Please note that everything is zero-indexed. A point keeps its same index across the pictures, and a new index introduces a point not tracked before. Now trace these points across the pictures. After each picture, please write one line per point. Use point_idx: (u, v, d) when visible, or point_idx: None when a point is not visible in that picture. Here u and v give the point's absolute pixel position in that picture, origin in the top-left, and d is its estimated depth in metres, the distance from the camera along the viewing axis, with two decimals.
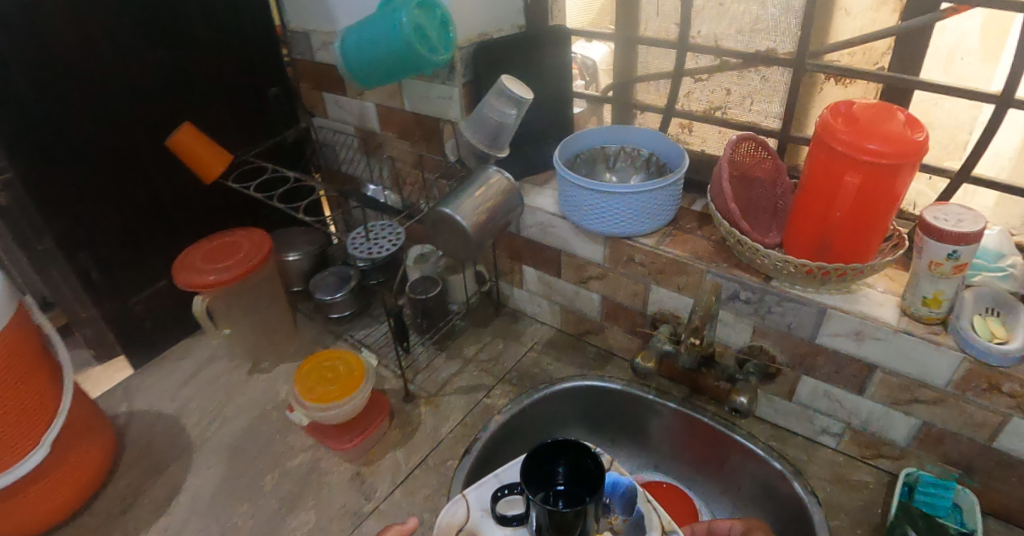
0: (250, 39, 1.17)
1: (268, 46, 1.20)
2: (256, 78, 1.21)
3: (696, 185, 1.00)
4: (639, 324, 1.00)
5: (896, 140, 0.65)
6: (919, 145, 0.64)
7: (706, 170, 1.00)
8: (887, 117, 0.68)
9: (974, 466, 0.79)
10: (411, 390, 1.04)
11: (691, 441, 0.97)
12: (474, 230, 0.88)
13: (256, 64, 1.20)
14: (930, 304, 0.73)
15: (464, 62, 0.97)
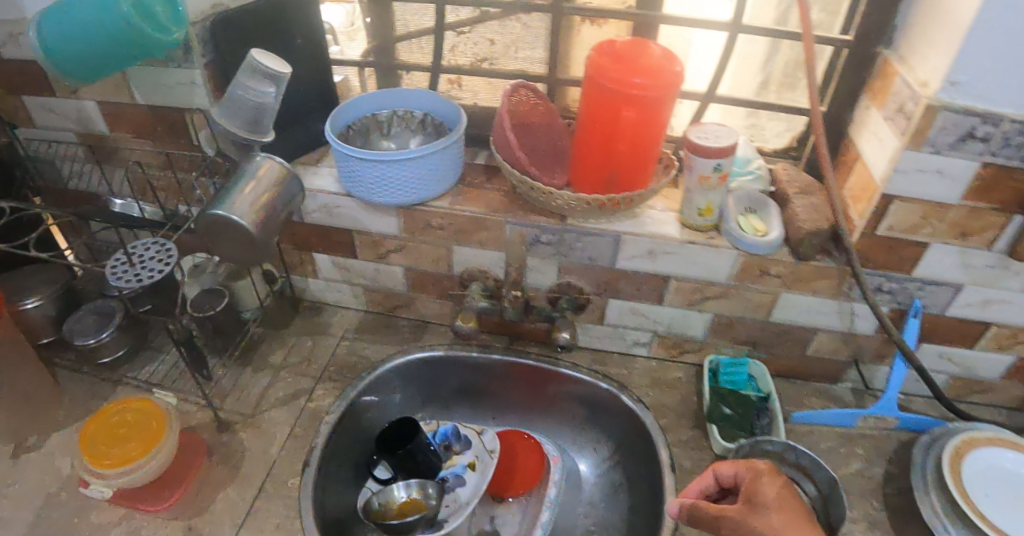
0: None
1: None
2: None
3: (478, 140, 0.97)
4: (449, 287, 0.96)
5: (655, 72, 0.73)
6: (677, 76, 0.73)
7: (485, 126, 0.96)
8: (644, 53, 0.76)
9: (758, 342, 0.95)
10: (223, 417, 0.89)
11: (522, 383, 0.99)
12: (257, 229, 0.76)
13: None
14: (704, 214, 0.83)
15: (201, 41, 0.81)
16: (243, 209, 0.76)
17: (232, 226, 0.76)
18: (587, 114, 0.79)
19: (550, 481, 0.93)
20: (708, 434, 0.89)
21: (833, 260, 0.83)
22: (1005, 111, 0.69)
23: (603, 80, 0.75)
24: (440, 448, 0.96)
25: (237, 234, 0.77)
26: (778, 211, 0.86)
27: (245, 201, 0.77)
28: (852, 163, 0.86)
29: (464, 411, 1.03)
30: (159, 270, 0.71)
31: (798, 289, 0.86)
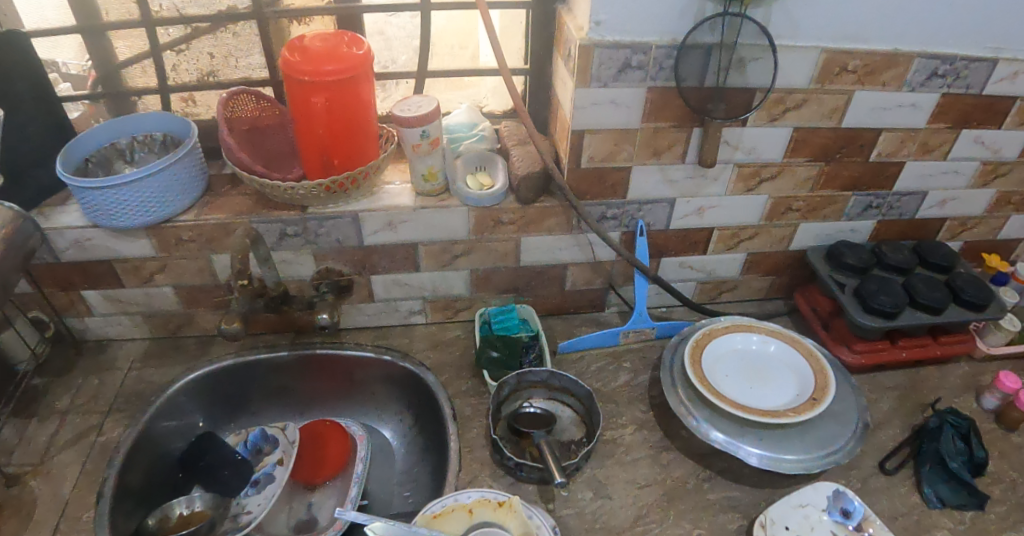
0: None
1: None
2: None
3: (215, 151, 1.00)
4: (219, 295, 0.98)
5: (341, 58, 0.79)
6: (362, 59, 0.80)
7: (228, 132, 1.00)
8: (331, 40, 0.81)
9: (518, 287, 1.02)
10: (8, 472, 0.87)
11: (315, 373, 1.02)
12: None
13: None
14: (429, 180, 0.90)
15: None
16: None
17: None
18: (294, 104, 0.84)
19: (357, 459, 0.97)
20: (484, 380, 0.96)
21: (556, 199, 0.92)
22: (650, 39, 0.80)
23: (296, 73, 0.79)
24: (253, 454, 0.99)
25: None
26: (507, 172, 0.93)
27: None
28: (555, 111, 0.95)
29: (270, 412, 1.06)
30: None
31: (533, 231, 0.94)
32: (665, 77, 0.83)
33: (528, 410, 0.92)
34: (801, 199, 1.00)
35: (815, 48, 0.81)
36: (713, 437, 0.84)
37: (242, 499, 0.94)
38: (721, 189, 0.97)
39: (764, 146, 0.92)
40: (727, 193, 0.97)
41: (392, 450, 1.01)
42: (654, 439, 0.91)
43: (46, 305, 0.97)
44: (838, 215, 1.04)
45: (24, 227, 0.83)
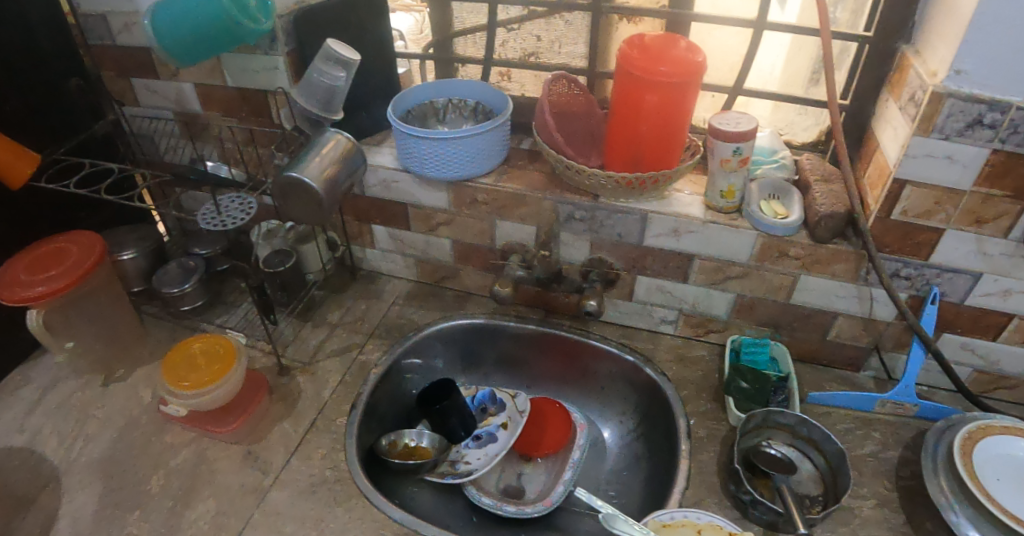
0: (37, 30, 0.97)
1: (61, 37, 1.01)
2: (50, 65, 1.00)
3: (519, 127, 1.06)
4: (491, 259, 1.05)
5: (680, 62, 0.80)
6: (700, 67, 0.80)
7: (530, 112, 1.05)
8: (673, 45, 0.84)
9: (780, 324, 0.99)
10: (284, 363, 1.00)
11: (555, 353, 1.07)
12: (323, 190, 0.88)
13: (47, 54, 0.99)
14: (726, 197, 0.90)
15: (284, 31, 0.94)
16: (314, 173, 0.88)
17: (303, 187, 0.88)
18: (618, 100, 0.88)
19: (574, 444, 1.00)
20: (725, 406, 0.94)
21: (850, 244, 0.88)
22: (1015, 99, 0.69)
23: (630, 68, 0.83)
24: (478, 410, 1.06)
25: (306, 196, 0.88)
26: (799, 201, 0.92)
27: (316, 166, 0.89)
28: (870, 153, 0.90)
29: (498, 377, 1.12)
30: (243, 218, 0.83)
31: (816, 271, 0.91)
32: None
33: (767, 450, 0.88)
34: None
35: None
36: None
37: (463, 449, 1.02)
38: None
39: None
40: None
41: (606, 447, 1.03)
42: (896, 523, 0.83)
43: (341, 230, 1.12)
44: None
45: (354, 159, 0.94)
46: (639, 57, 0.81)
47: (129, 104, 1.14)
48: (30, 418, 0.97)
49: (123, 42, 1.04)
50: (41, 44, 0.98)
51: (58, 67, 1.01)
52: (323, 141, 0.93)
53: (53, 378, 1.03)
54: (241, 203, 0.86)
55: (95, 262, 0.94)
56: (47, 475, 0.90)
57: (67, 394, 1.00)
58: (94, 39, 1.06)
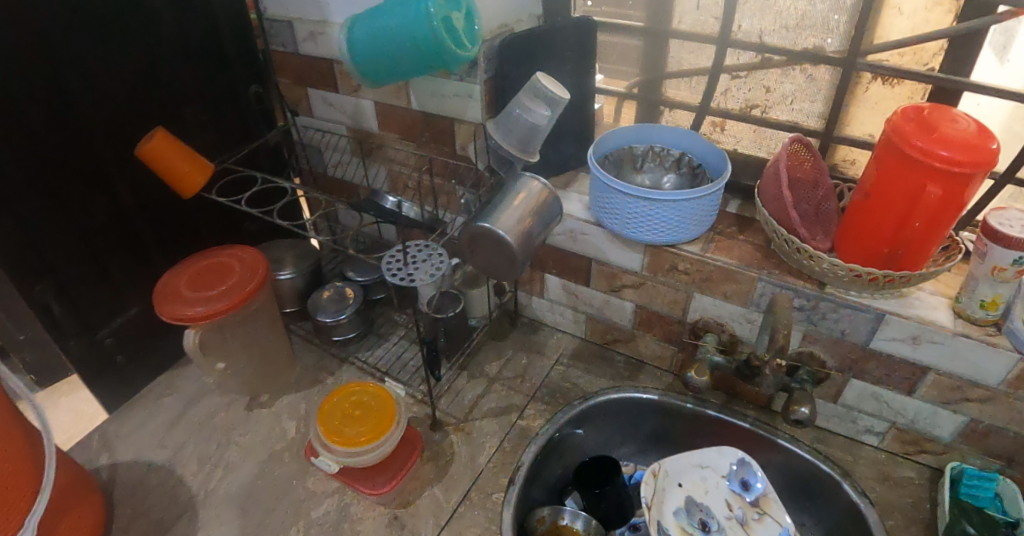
0: (223, 34, 0.98)
1: (242, 40, 1.02)
2: (229, 71, 1.01)
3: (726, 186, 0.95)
4: (676, 332, 0.95)
5: (971, 149, 0.65)
6: (993, 157, 0.65)
7: (745, 173, 0.94)
8: (958, 123, 0.69)
9: (1016, 459, 0.82)
10: (437, 415, 0.92)
11: (731, 448, 0.95)
12: (517, 243, 0.79)
13: (227, 58, 1.01)
14: (986, 307, 0.75)
15: (487, 57, 0.87)
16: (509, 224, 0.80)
17: (495, 239, 0.79)
18: (875, 180, 0.75)
19: None
20: None
21: None
22: None
23: (902, 146, 0.69)
24: (635, 493, 0.96)
25: (498, 247, 0.80)
26: None
27: (512, 216, 0.80)
28: None
29: (658, 456, 1.01)
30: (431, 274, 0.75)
31: None
32: None
33: None
34: None
35: None
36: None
37: None
38: None
39: None
40: None
41: None
42: None
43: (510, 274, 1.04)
44: None
45: (551, 207, 0.84)
46: (915, 138, 0.67)
47: (301, 112, 1.12)
48: (171, 433, 0.93)
49: (304, 50, 1.01)
50: (227, 47, 1.00)
51: (227, 76, 1.01)
52: (518, 185, 0.83)
53: (197, 391, 0.99)
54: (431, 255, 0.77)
55: (256, 288, 0.90)
56: (185, 504, 0.83)
57: (211, 411, 0.95)
58: (276, 45, 1.04)
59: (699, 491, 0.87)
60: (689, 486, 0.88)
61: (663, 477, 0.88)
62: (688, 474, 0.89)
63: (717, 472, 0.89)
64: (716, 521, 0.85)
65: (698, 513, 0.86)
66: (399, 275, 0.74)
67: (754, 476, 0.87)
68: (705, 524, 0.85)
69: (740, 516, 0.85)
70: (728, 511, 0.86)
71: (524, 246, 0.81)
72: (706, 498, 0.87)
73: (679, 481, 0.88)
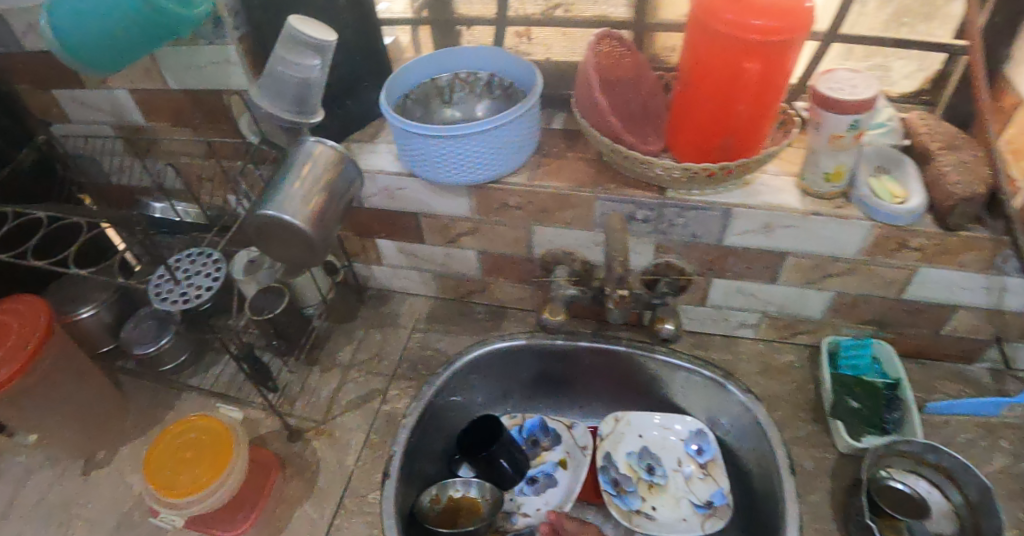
0: None
1: None
2: None
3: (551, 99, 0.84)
4: (528, 271, 0.86)
5: (783, 11, 0.57)
6: (808, 15, 0.57)
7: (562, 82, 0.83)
8: None
9: (887, 320, 0.82)
10: (294, 425, 0.83)
11: (614, 374, 0.88)
12: (311, 228, 0.67)
13: None
14: (832, 180, 0.70)
15: (231, 10, 0.70)
16: (296, 206, 0.67)
17: (286, 228, 0.67)
18: (694, 66, 0.66)
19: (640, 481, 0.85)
20: (832, 430, 0.78)
21: (987, 229, 0.70)
22: None
23: (714, 23, 0.60)
24: (527, 444, 0.89)
25: (290, 235, 0.68)
26: (916, 173, 0.73)
27: (298, 195, 0.68)
28: (1011, 109, 0.70)
29: (546, 402, 0.94)
30: (208, 285, 0.65)
31: (941, 262, 0.73)
32: None
33: (892, 485, 0.74)
34: None
35: None
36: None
37: (518, 496, 0.85)
38: None
39: None
40: None
41: (689, 507, 0.82)
42: None
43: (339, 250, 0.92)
44: None
45: (347, 171, 0.72)
46: (723, 9, 0.58)
47: (57, 118, 0.92)
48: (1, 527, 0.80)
49: (31, 47, 0.81)
50: None
51: None
52: (301, 155, 0.70)
53: (25, 469, 0.86)
54: (206, 265, 0.67)
55: (39, 344, 0.74)
56: None
57: (45, 488, 0.83)
58: None
59: (657, 445, 0.87)
60: (649, 439, 0.87)
61: (624, 424, 0.88)
62: (653, 428, 0.88)
63: (678, 435, 0.87)
64: (664, 468, 0.85)
65: (649, 457, 0.86)
66: (170, 297, 0.64)
67: (709, 445, 0.85)
68: (652, 468, 0.85)
69: (688, 472, 0.84)
70: (678, 464, 0.85)
71: (323, 226, 0.69)
72: (662, 451, 0.87)
73: (639, 431, 0.88)
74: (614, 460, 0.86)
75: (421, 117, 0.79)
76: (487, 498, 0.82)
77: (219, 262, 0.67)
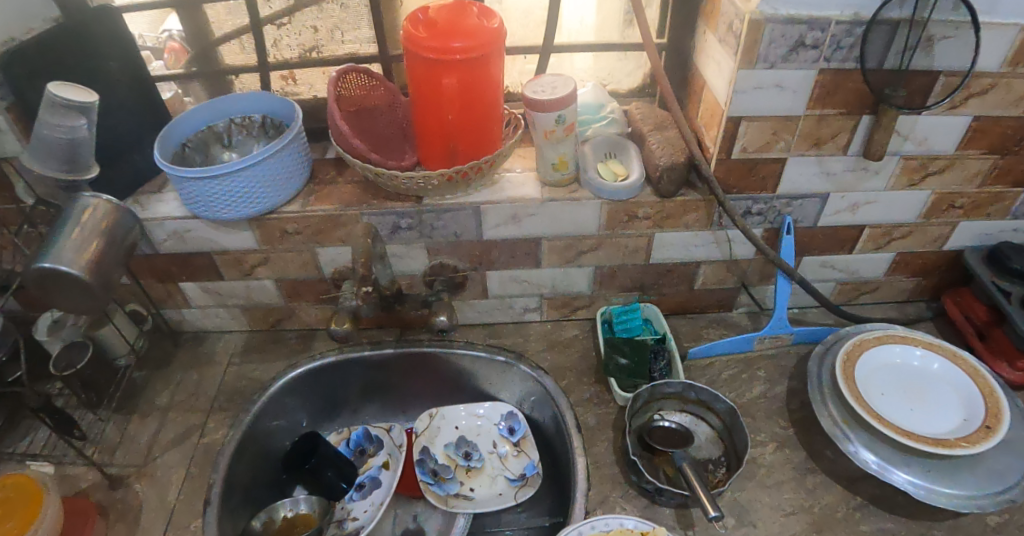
0: None
1: None
2: None
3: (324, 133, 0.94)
4: (324, 290, 0.94)
5: (473, 34, 0.68)
6: (495, 35, 0.69)
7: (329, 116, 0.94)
8: (461, 13, 0.70)
9: (645, 285, 0.94)
10: (114, 473, 0.85)
11: (428, 372, 0.99)
12: (89, 274, 0.70)
13: None
14: (559, 168, 0.81)
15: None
16: (71, 256, 0.69)
17: (64, 278, 0.69)
18: (417, 89, 0.75)
19: (460, 469, 0.94)
20: (610, 387, 0.89)
21: (697, 192, 0.84)
22: (831, 13, 0.66)
23: (421, 50, 0.69)
24: (356, 454, 0.97)
25: (70, 285, 0.70)
26: (636, 155, 0.86)
27: (71, 246, 0.70)
28: (699, 89, 0.84)
29: (371, 410, 1.03)
30: None
31: (669, 227, 0.86)
32: (853, 59, 0.69)
33: (661, 425, 0.84)
34: (966, 196, 0.86)
35: (1018, 24, 0.66)
36: (862, 457, 0.76)
37: (347, 503, 0.92)
38: (879, 185, 0.84)
39: (937, 136, 0.78)
40: (886, 189, 0.84)
41: (505, 482, 0.92)
42: (797, 461, 0.83)
43: (145, 297, 0.96)
44: (1004, 214, 0.88)
45: (123, 223, 0.76)
46: (424, 38, 0.68)
47: None
48: None
49: None
50: None
51: None
52: (72, 210, 0.73)
53: None
54: None
55: None
56: None
57: None
58: None
59: (472, 432, 0.98)
60: (465, 428, 0.98)
61: (439, 419, 0.99)
62: (465, 418, 0.99)
63: (491, 420, 0.99)
64: (480, 452, 0.96)
65: (465, 445, 0.96)
66: None
67: (519, 423, 0.97)
68: (469, 454, 0.95)
69: (502, 451, 0.96)
70: (493, 446, 0.96)
71: (104, 273, 0.72)
72: (478, 437, 0.97)
73: (454, 423, 0.99)
74: (434, 454, 0.95)
75: (201, 161, 0.88)
76: (317, 509, 0.89)
77: None
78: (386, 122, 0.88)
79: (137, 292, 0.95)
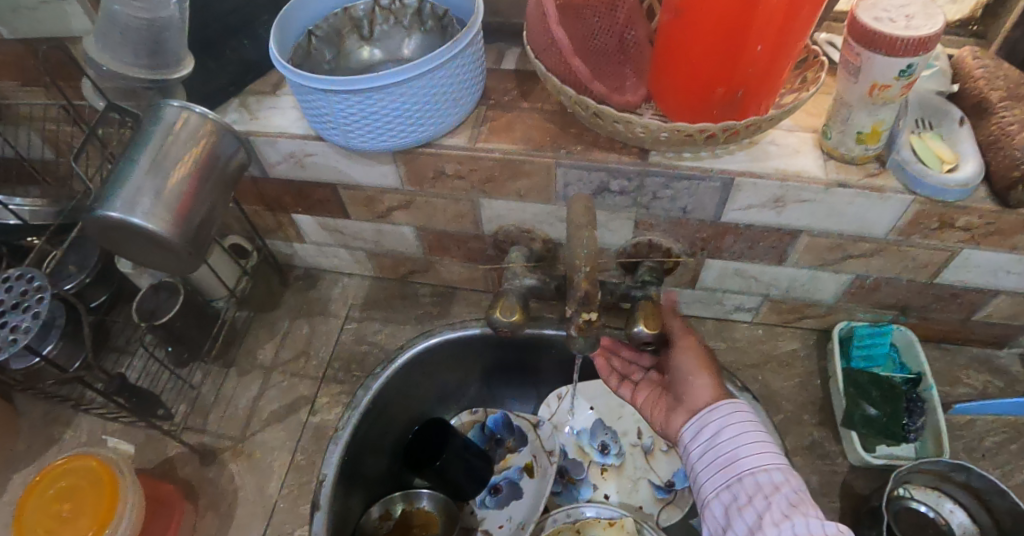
0: None
1: None
2: None
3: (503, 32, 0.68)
4: (477, 250, 0.72)
5: None
6: None
7: (511, 8, 0.67)
8: None
9: (910, 305, 0.69)
10: (207, 444, 0.69)
11: (583, 367, 0.76)
12: (167, 229, 0.52)
13: None
14: (866, 141, 0.54)
15: None
16: (148, 202, 0.52)
17: (136, 232, 0.52)
18: None
19: (595, 462, 0.74)
20: (842, 437, 0.67)
21: None
22: None
23: None
24: (490, 445, 0.76)
25: (147, 240, 0.53)
26: (968, 127, 0.58)
27: (150, 188, 0.52)
28: None
29: (505, 393, 0.82)
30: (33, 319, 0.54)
31: (988, 245, 0.58)
32: None
33: (915, 507, 0.63)
34: None
35: None
36: None
37: (478, 507, 0.73)
38: None
39: None
40: None
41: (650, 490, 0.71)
42: None
43: (248, 224, 0.76)
44: None
45: (222, 153, 0.57)
46: None
47: None
48: None
49: None
50: None
51: None
52: (157, 130, 0.54)
53: None
54: (27, 300, 0.55)
55: None
56: None
57: None
58: None
59: (613, 415, 0.76)
60: (602, 410, 0.76)
61: (570, 399, 0.77)
62: (604, 397, 0.77)
63: None
64: (620, 444, 0.74)
65: (602, 434, 0.75)
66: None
67: None
68: (606, 447, 0.74)
69: (649, 445, 0.73)
70: (637, 438, 0.74)
71: (194, 225, 0.54)
72: (619, 422, 0.75)
73: (589, 403, 0.76)
74: (562, 442, 0.75)
75: (331, 58, 0.64)
76: (441, 510, 0.70)
77: (43, 289, 0.56)
78: (602, 28, 0.60)
79: (243, 218, 0.75)
